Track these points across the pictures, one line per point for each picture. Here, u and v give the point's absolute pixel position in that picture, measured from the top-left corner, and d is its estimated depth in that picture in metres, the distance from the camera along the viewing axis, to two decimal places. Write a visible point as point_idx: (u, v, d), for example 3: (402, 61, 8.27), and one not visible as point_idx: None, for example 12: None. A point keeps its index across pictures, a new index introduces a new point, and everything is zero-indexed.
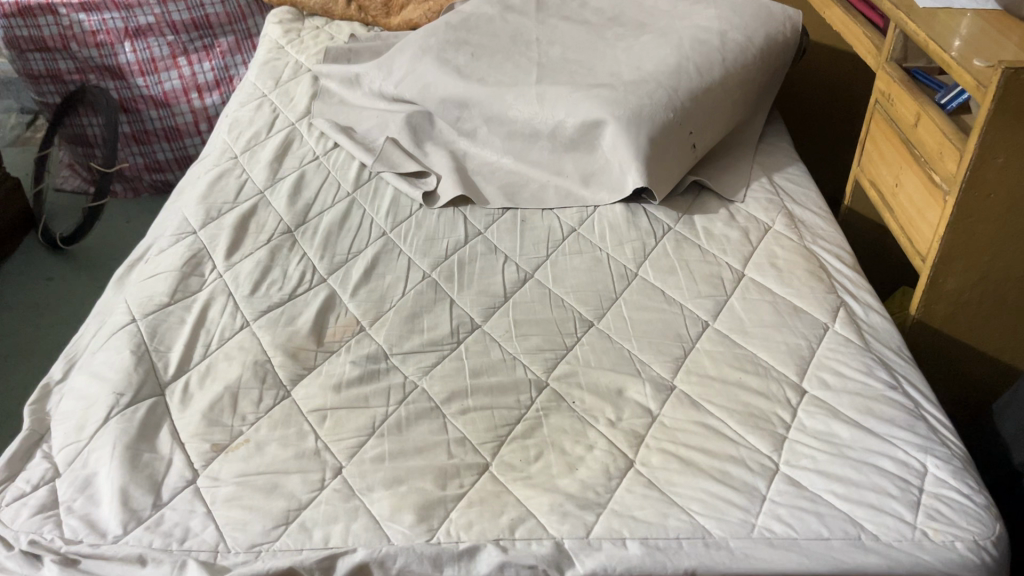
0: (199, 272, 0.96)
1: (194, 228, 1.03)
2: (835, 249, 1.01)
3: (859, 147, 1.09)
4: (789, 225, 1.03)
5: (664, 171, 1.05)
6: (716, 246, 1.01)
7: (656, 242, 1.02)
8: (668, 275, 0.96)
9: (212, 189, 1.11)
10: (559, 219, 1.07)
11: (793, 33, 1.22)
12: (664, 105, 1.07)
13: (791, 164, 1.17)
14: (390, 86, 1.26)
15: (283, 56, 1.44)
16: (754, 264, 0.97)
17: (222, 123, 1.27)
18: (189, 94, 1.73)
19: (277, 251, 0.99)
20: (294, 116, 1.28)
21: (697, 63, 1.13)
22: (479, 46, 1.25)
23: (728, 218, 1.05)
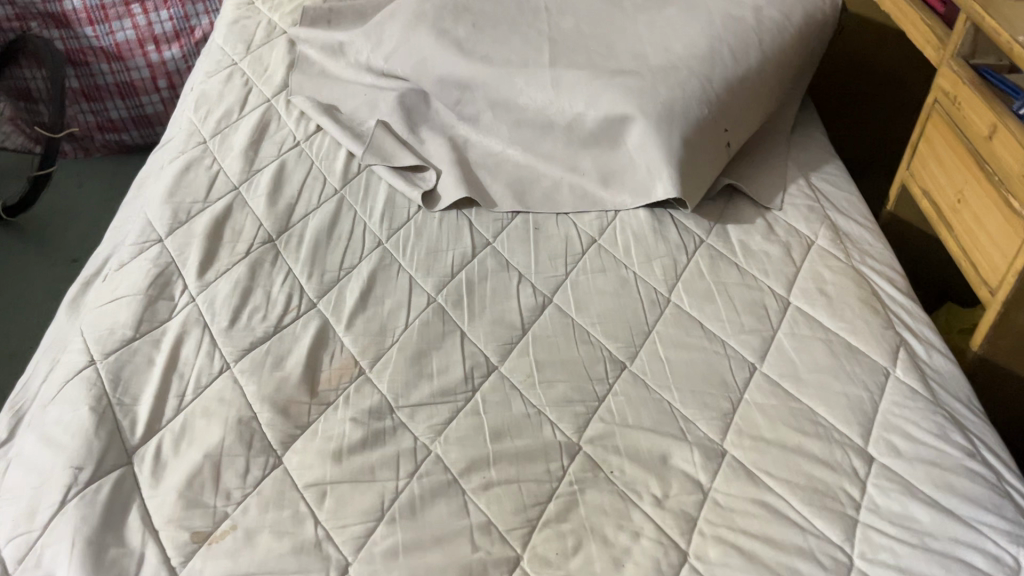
0: (168, 294, 0.82)
1: (160, 236, 0.90)
2: (886, 269, 0.91)
3: (909, 148, 0.98)
4: (834, 239, 0.92)
5: (697, 176, 0.93)
6: (756, 264, 0.90)
7: (688, 259, 0.90)
8: (706, 302, 0.85)
9: (178, 184, 0.97)
10: (577, 229, 0.95)
11: (833, 9, 1.08)
12: (698, 98, 0.93)
13: (830, 160, 1.05)
14: (378, 57, 1.11)
15: (253, 14, 1.28)
16: (800, 291, 0.86)
17: (187, 97, 1.13)
18: (145, 46, 1.55)
19: (257, 268, 0.86)
20: (269, 90, 1.13)
21: (732, 45, 0.99)
22: (480, 13, 1.09)
23: (766, 230, 0.94)
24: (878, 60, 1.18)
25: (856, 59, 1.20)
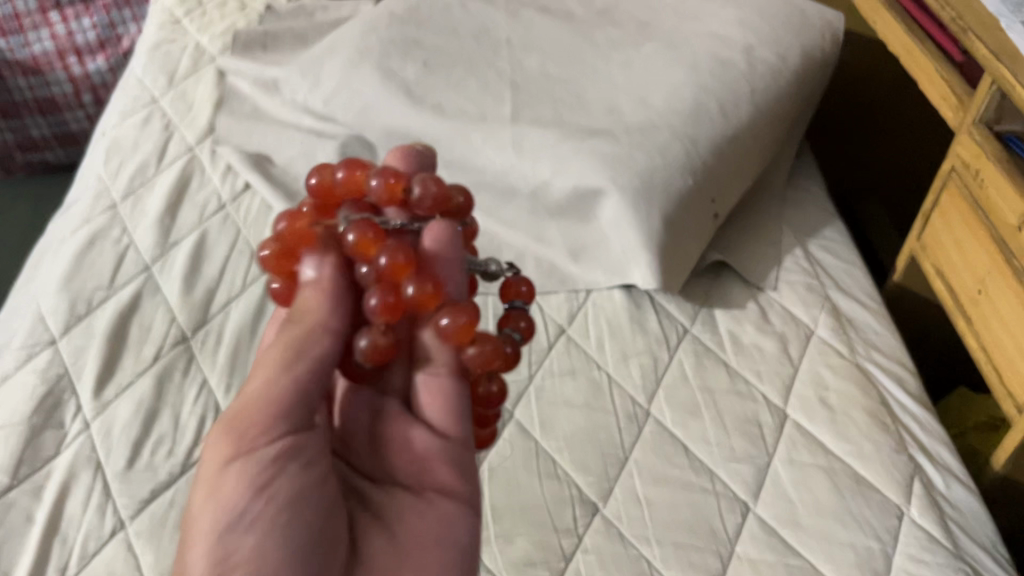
0: (56, 421, 0.70)
1: (52, 336, 0.77)
2: (895, 364, 0.79)
3: (921, 216, 0.85)
4: (836, 327, 0.81)
5: (680, 256, 0.80)
6: (748, 364, 0.78)
7: (670, 357, 0.78)
8: (690, 417, 0.73)
9: (78, 265, 0.83)
10: (542, 316, 0.82)
11: (833, 46, 0.95)
12: (681, 166, 0.80)
13: (830, 221, 0.92)
14: (316, 98, 0.97)
15: (179, 36, 1.14)
16: (799, 401, 0.75)
17: (97, 145, 0.99)
18: (66, 58, 1.42)
19: (167, 380, 0.74)
20: (192, 136, 0.99)
21: (721, 97, 0.86)
22: (433, 49, 0.96)
23: (760, 318, 0.81)
24: None
25: None
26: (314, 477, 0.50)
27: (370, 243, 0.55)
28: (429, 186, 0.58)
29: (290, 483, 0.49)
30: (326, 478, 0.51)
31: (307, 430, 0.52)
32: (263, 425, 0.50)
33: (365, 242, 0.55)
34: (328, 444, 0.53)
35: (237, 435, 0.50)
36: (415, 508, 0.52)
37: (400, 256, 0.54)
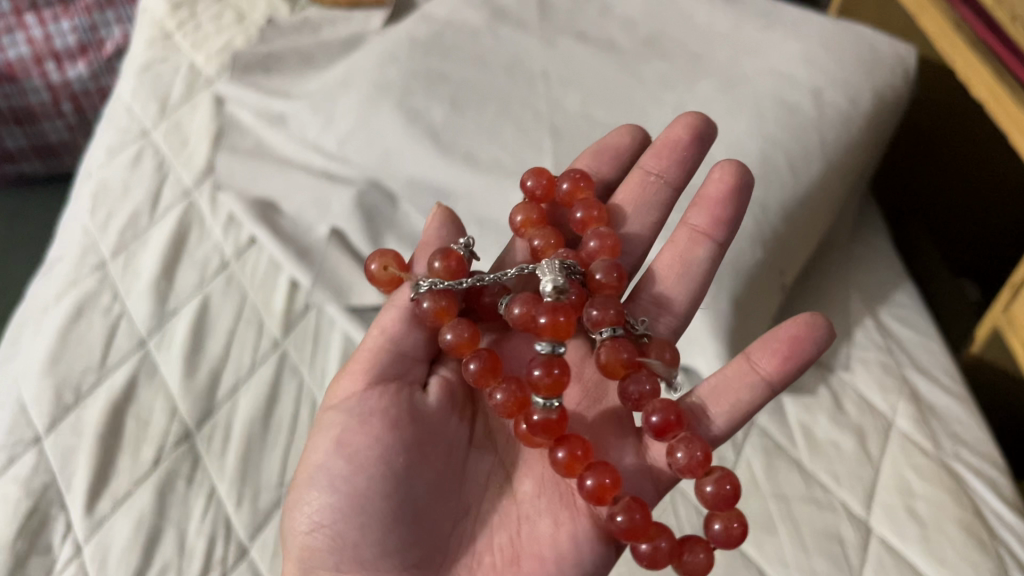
0: (43, 545, 0.60)
1: (36, 433, 0.66)
2: (986, 461, 0.70)
3: (1010, 286, 0.76)
4: (918, 418, 0.72)
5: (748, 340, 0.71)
6: (823, 464, 0.70)
7: (737, 455, 0.70)
8: (764, 533, 0.65)
9: (65, 340, 0.73)
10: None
11: (906, 83, 0.85)
12: (751, 238, 0.71)
13: (901, 283, 0.83)
14: (328, 137, 0.86)
15: (170, 54, 1.03)
16: (883, 511, 0.67)
17: (82, 189, 0.89)
18: (44, 64, 1.29)
19: (170, 489, 0.64)
20: (189, 178, 0.89)
21: (790, 151, 0.76)
22: (461, 84, 0.85)
23: (833, 407, 0.73)
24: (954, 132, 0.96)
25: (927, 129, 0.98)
26: (405, 453, 0.51)
27: (467, 341, 0.56)
28: (539, 372, 0.54)
29: (373, 450, 0.50)
30: (422, 452, 0.52)
31: (397, 406, 0.53)
32: (353, 415, 0.52)
33: (443, 311, 0.57)
34: (422, 423, 0.54)
35: (336, 420, 0.52)
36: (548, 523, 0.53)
37: (518, 393, 0.55)
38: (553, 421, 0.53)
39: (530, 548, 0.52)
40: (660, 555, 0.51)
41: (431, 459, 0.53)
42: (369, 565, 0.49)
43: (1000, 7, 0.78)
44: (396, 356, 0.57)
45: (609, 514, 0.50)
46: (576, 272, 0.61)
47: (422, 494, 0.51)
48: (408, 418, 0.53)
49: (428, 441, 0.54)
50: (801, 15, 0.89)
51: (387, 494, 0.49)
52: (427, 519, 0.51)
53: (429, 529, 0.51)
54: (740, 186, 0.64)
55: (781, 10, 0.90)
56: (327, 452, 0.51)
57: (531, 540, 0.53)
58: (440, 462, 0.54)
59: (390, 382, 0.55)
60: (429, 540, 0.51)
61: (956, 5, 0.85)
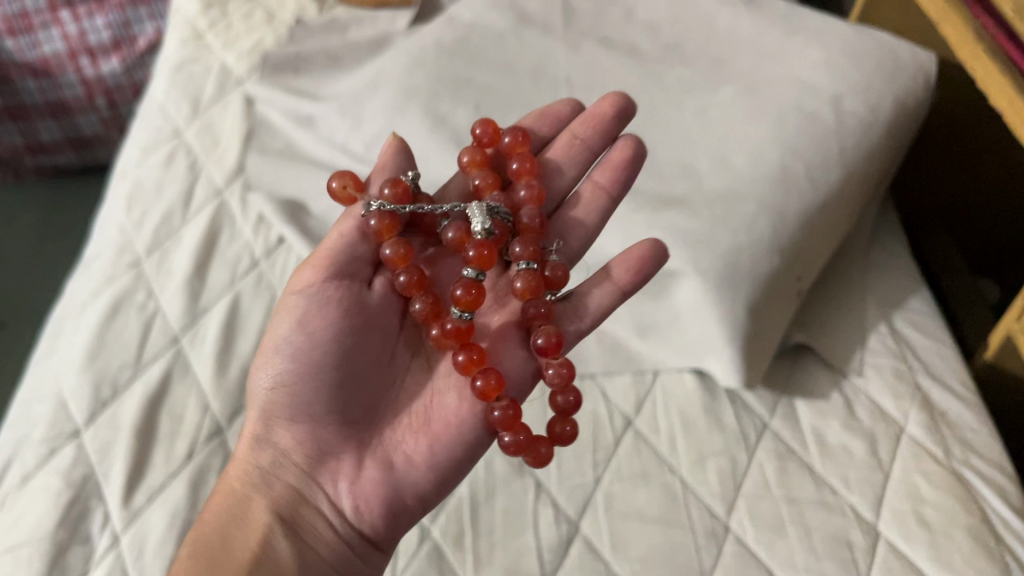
0: (82, 535, 0.63)
1: (75, 427, 0.69)
2: (996, 469, 0.71)
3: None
4: (929, 425, 0.73)
5: (764, 346, 0.73)
6: (834, 468, 0.71)
7: (749, 458, 0.72)
8: (774, 535, 0.67)
9: (102, 337, 0.76)
10: (606, 403, 0.76)
11: (927, 90, 0.85)
12: (768, 245, 0.72)
13: (916, 290, 0.85)
14: (356, 139, 0.88)
15: (202, 53, 1.05)
16: (891, 516, 0.68)
17: (118, 187, 0.92)
18: (78, 60, 1.34)
19: (203, 482, 0.67)
20: (220, 176, 0.92)
21: (809, 158, 0.77)
22: (486, 89, 0.87)
23: (845, 413, 0.75)
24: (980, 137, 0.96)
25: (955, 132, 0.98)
26: (352, 336, 0.62)
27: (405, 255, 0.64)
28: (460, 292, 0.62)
29: (327, 333, 0.61)
30: (365, 335, 0.63)
31: (349, 298, 0.63)
32: (314, 301, 0.62)
33: (387, 228, 0.64)
34: (368, 313, 0.64)
35: (297, 303, 0.62)
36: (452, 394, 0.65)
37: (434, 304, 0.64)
38: (463, 330, 0.63)
39: (436, 419, 0.63)
40: (522, 444, 0.61)
41: (373, 343, 0.64)
42: (317, 419, 0.61)
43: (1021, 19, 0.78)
44: (350, 255, 0.65)
45: (491, 410, 0.61)
46: (504, 215, 0.66)
47: (362, 370, 0.63)
48: (358, 309, 0.63)
49: (372, 327, 0.64)
50: (824, 20, 0.90)
51: (333, 369, 0.61)
52: (366, 390, 0.63)
53: (366, 397, 0.63)
54: (636, 159, 0.70)
55: (804, 15, 0.91)
56: (289, 329, 0.62)
57: (438, 409, 0.64)
58: (382, 345, 0.65)
59: (346, 275, 0.64)
60: (364, 405, 0.63)
61: (979, 13, 0.86)
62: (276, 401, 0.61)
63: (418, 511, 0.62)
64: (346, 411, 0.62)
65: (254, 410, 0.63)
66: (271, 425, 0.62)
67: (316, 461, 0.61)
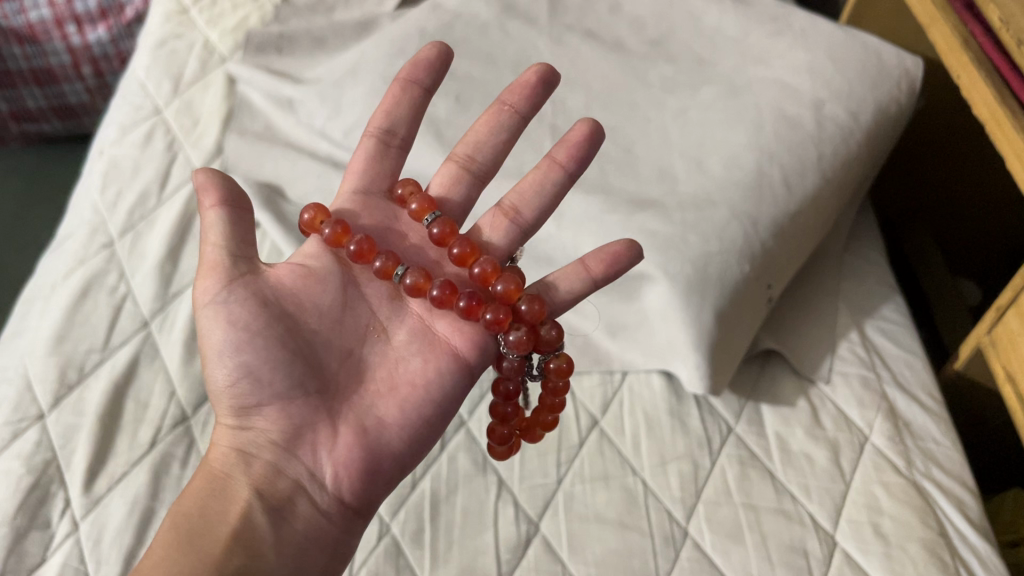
0: (42, 521, 0.63)
1: (40, 410, 0.70)
2: (956, 482, 0.71)
3: (994, 308, 0.73)
4: (893, 435, 0.73)
5: (729, 350, 0.73)
6: (795, 476, 0.72)
7: (711, 463, 0.72)
8: (732, 542, 0.67)
9: (71, 320, 0.76)
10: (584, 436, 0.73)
11: (909, 97, 0.84)
12: (740, 252, 0.72)
13: (888, 298, 0.85)
14: (335, 127, 0.87)
15: (184, 28, 1.04)
16: (848, 526, 0.68)
17: (96, 165, 0.92)
18: (64, 27, 1.33)
19: (164, 472, 0.67)
20: (198, 158, 0.91)
21: (786, 165, 0.77)
22: (466, 80, 0.86)
23: (811, 420, 0.75)
24: (968, 141, 0.95)
25: (941, 134, 0.98)
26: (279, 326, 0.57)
27: (368, 252, 0.61)
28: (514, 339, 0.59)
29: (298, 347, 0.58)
30: (291, 319, 0.58)
31: (264, 280, 0.58)
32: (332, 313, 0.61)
33: (423, 282, 0.61)
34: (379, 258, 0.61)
35: (214, 256, 0.57)
36: (324, 318, 0.60)
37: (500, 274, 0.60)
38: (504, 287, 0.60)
39: (406, 378, 0.59)
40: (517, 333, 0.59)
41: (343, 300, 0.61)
42: (276, 389, 0.55)
43: (1006, 29, 0.76)
44: (409, 117, 0.67)
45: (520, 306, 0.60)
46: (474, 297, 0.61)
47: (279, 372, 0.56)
48: (343, 262, 0.64)
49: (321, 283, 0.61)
50: (812, 20, 0.88)
51: (278, 328, 0.57)
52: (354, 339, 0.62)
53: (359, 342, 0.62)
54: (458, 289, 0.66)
55: (794, 14, 0.89)
56: (215, 324, 0.56)
57: (353, 316, 0.61)
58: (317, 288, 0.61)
59: (243, 266, 0.58)
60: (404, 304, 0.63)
61: (968, 20, 0.84)
62: (240, 397, 0.55)
63: (394, 476, 0.58)
64: (278, 397, 0.56)
65: (297, 412, 0.56)
66: (245, 410, 0.56)
67: (275, 428, 0.55)
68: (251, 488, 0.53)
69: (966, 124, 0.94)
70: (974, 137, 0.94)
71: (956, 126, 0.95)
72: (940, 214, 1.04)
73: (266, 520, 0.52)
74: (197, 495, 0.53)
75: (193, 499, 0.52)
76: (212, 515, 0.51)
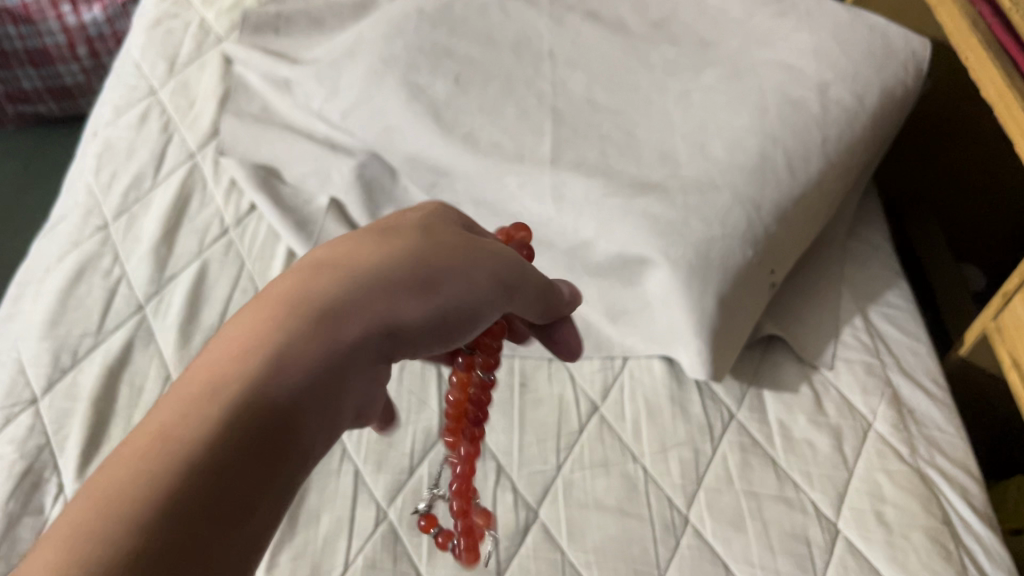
0: (34, 507, 0.63)
1: (33, 395, 0.69)
2: (960, 470, 0.71)
3: (1001, 294, 0.72)
4: (896, 422, 0.73)
5: (732, 336, 0.72)
6: (797, 463, 0.71)
7: (712, 449, 0.71)
8: (733, 530, 0.67)
9: (64, 303, 0.75)
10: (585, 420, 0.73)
11: (916, 79, 0.83)
12: (743, 237, 0.71)
13: (892, 284, 0.84)
14: (333, 108, 0.86)
15: (179, 7, 1.03)
16: (851, 514, 0.68)
17: (90, 146, 0.91)
18: (60, 7, 1.33)
19: None
20: (193, 140, 0.90)
21: (790, 148, 0.75)
22: (465, 60, 0.85)
23: (813, 407, 0.74)
24: (974, 125, 0.94)
25: (947, 118, 0.97)
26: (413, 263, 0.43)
27: None
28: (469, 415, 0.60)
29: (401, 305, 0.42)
30: (447, 241, 0.46)
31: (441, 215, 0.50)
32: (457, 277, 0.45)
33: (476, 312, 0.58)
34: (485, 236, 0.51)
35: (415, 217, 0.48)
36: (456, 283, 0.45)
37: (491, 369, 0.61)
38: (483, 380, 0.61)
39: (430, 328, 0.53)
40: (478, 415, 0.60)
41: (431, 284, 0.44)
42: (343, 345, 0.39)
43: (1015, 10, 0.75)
44: None
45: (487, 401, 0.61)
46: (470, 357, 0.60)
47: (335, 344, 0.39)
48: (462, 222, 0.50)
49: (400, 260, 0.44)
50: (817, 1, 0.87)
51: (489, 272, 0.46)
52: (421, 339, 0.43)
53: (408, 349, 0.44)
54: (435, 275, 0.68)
55: None
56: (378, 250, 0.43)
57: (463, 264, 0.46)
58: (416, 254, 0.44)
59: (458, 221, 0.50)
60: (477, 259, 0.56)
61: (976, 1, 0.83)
62: (293, 352, 0.37)
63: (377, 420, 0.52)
64: (334, 352, 0.39)
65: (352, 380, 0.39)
66: (299, 343, 0.38)
67: (309, 382, 0.37)
68: (241, 414, 0.34)
69: (973, 108, 0.93)
70: (981, 121, 0.93)
71: (963, 110, 0.94)
72: (945, 199, 1.03)
73: (224, 483, 0.32)
74: (195, 406, 0.34)
75: (176, 411, 0.34)
76: (174, 477, 0.32)
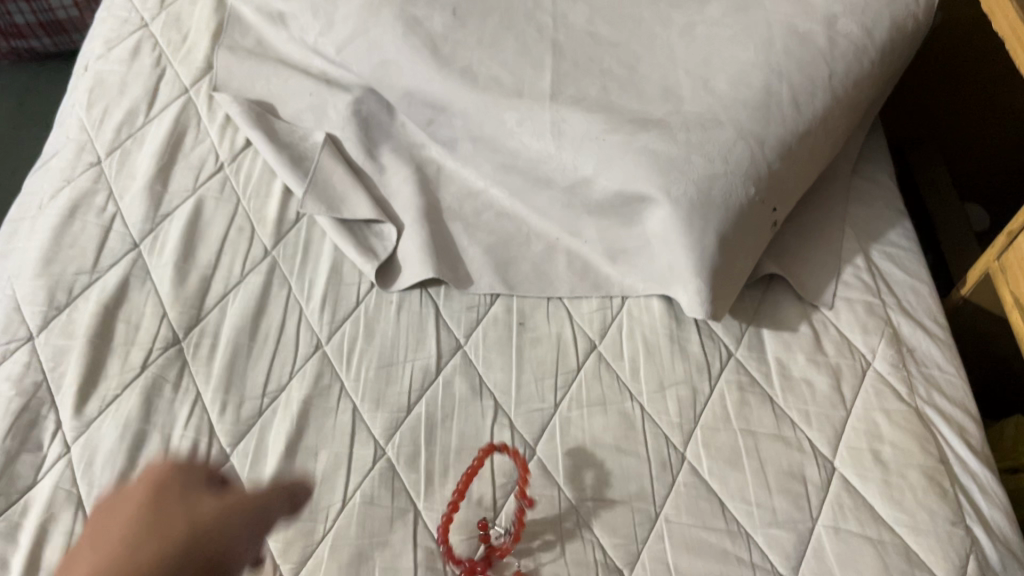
0: (33, 444, 0.64)
1: (29, 332, 0.69)
2: (958, 409, 0.71)
3: (1006, 233, 0.71)
4: (895, 361, 0.72)
5: (731, 275, 0.72)
6: (795, 401, 0.71)
7: (710, 388, 0.71)
8: (730, 468, 0.67)
9: (58, 241, 0.74)
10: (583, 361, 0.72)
11: (927, 13, 0.81)
12: (745, 175, 0.70)
13: (895, 224, 0.83)
14: (328, 43, 0.84)
15: None
16: (848, 453, 0.68)
17: (81, 81, 0.89)
18: None
19: (156, 397, 0.67)
20: (186, 75, 0.89)
21: (794, 85, 0.73)
22: None
23: (813, 346, 0.74)
24: (983, 62, 0.93)
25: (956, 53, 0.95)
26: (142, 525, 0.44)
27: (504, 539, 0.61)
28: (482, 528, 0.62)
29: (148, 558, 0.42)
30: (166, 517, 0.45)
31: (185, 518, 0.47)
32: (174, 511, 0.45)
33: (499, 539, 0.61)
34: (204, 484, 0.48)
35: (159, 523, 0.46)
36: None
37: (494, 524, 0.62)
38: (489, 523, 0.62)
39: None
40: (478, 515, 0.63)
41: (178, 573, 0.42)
42: None
43: None
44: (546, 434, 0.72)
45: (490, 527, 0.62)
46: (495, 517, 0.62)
47: None
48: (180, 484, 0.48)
49: (158, 504, 0.45)
50: None
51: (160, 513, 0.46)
52: None
53: None
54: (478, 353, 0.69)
55: None
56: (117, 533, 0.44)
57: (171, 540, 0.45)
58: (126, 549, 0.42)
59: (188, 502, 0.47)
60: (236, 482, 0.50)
61: None
62: None
63: None
64: None
65: None
66: None
67: None
68: None
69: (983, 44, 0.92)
70: (991, 56, 0.92)
71: (973, 45, 0.92)
72: (949, 138, 1.02)
73: None
74: None
75: None
76: None
